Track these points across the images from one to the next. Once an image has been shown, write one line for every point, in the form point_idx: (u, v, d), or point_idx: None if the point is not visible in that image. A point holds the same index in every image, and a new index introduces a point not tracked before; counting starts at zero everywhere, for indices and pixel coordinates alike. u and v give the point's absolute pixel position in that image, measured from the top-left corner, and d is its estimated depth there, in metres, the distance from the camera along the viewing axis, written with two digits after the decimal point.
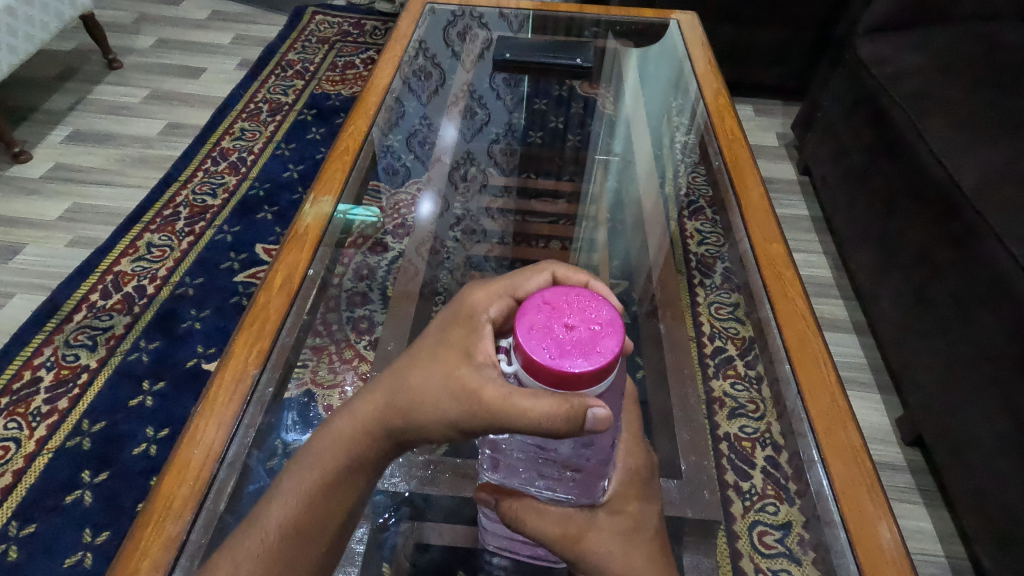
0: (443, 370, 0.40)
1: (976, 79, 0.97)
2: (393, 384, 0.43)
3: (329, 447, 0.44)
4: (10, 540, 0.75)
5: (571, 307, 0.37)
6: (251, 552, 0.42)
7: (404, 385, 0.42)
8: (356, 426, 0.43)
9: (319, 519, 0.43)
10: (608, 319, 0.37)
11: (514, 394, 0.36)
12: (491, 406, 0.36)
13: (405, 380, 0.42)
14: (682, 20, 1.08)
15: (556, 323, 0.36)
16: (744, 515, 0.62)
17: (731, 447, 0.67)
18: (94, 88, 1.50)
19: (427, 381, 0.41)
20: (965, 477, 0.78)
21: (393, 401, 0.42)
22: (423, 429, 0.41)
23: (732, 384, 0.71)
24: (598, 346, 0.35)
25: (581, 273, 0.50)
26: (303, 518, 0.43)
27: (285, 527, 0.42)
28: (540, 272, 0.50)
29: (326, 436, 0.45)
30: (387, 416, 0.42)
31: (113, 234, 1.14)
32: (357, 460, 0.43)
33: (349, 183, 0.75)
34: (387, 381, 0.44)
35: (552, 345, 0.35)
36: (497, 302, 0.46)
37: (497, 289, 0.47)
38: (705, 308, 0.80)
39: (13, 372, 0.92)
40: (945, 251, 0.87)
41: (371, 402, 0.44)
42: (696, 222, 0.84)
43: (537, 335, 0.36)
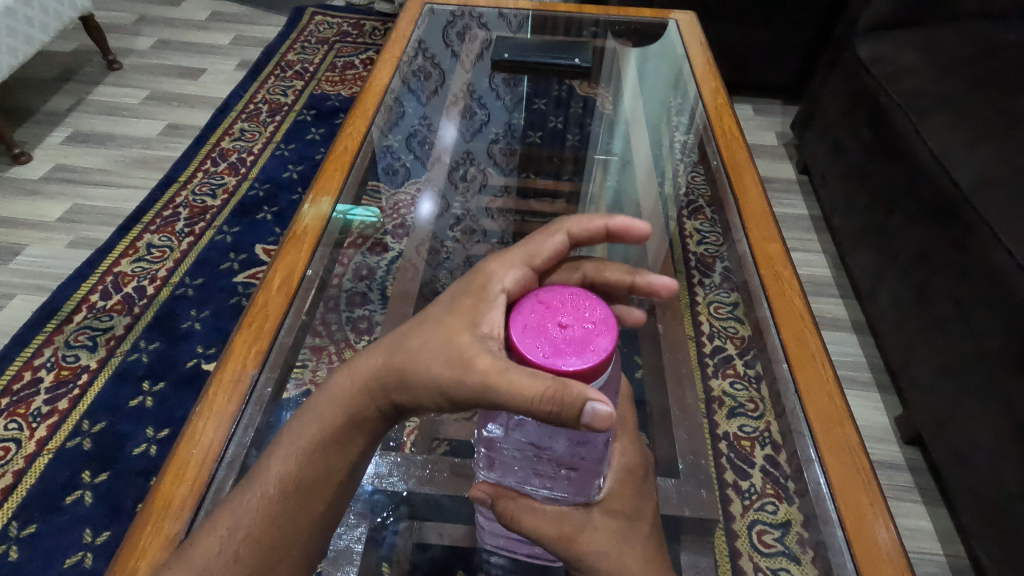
0: (444, 338, 0.40)
1: (975, 78, 0.97)
2: (391, 349, 0.42)
3: (327, 404, 0.43)
4: (10, 540, 0.75)
5: (566, 306, 0.39)
6: (251, 507, 0.40)
7: (403, 348, 0.41)
8: (354, 385, 0.42)
9: (320, 475, 0.42)
10: (601, 317, 0.38)
11: (510, 368, 0.36)
12: (483, 378, 0.36)
13: (405, 341, 0.42)
14: (681, 20, 1.08)
15: (550, 322, 0.38)
16: (744, 515, 0.63)
17: (730, 446, 0.68)
18: (94, 89, 1.51)
19: (427, 344, 0.40)
20: (965, 476, 0.78)
21: (392, 360, 0.41)
22: (417, 388, 0.40)
23: (731, 383, 0.71)
24: (591, 345, 0.37)
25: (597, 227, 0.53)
26: (303, 473, 0.41)
27: (285, 481, 0.41)
28: (554, 233, 0.52)
29: (324, 394, 0.43)
30: (384, 375, 0.41)
31: (112, 234, 1.14)
32: (355, 418, 0.42)
33: (348, 183, 0.75)
34: (386, 346, 0.43)
35: (545, 344, 0.37)
36: (513, 271, 0.46)
37: (511, 259, 0.48)
38: (705, 308, 0.80)
39: (14, 373, 0.92)
40: (944, 250, 0.87)
41: (370, 362, 0.43)
42: (695, 221, 0.84)
43: (531, 335, 0.37)
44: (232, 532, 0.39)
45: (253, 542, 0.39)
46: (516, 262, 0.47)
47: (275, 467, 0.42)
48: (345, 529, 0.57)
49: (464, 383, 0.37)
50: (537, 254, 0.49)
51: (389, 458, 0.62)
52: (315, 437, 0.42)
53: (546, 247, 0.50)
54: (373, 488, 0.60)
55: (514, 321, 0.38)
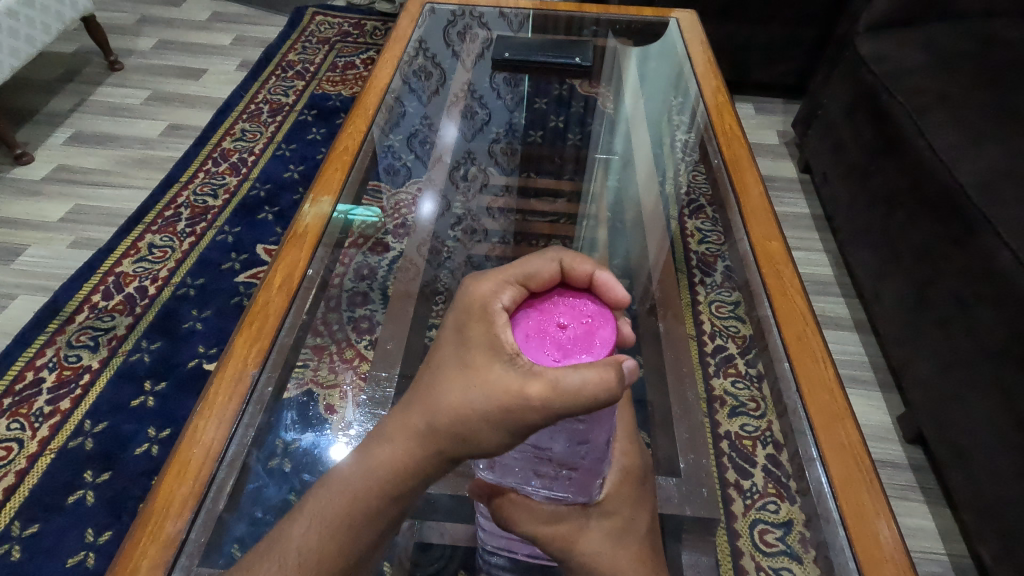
0: (480, 384, 0.38)
1: (977, 76, 0.97)
2: (429, 402, 0.41)
3: (365, 474, 0.42)
4: (13, 540, 0.76)
5: (559, 311, 0.41)
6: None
7: (441, 401, 0.40)
8: (397, 451, 0.42)
9: (349, 547, 0.42)
10: (594, 312, 0.41)
11: (562, 379, 0.35)
12: (543, 402, 0.35)
13: (441, 397, 0.40)
14: (682, 19, 1.09)
15: (550, 329, 0.40)
16: (745, 514, 0.62)
17: (731, 446, 0.67)
18: (96, 90, 1.51)
19: (466, 394, 0.38)
20: (968, 475, 0.78)
21: (434, 422, 0.40)
22: (478, 440, 0.39)
23: (732, 382, 0.72)
24: (596, 339, 0.39)
25: (587, 261, 0.45)
26: (334, 542, 0.41)
27: (306, 554, 0.41)
28: (548, 256, 0.44)
29: (362, 462, 0.43)
30: (437, 438, 0.40)
31: (114, 235, 1.14)
32: (398, 488, 0.42)
33: (349, 183, 0.75)
34: (421, 403, 0.41)
35: (554, 347, 0.38)
36: (508, 289, 0.41)
37: (506, 274, 0.42)
38: (705, 306, 0.80)
39: (15, 373, 0.92)
40: (945, 249, 0.87)
41: (411, 425, 0.41)
42: (696, 220, 0.84)
43: (535, 341, 0.39)
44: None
45: None
46: (510, 279, 0.42)
47: (295, 540, 0.42)
48: None
49: (525, 417, 0.36)
50: (533, 272, 0.43)
51: None
52: (346, 509, 0.42)
53: (536, 267, 0.43)
54: None
55: (513, 331, 0.39)
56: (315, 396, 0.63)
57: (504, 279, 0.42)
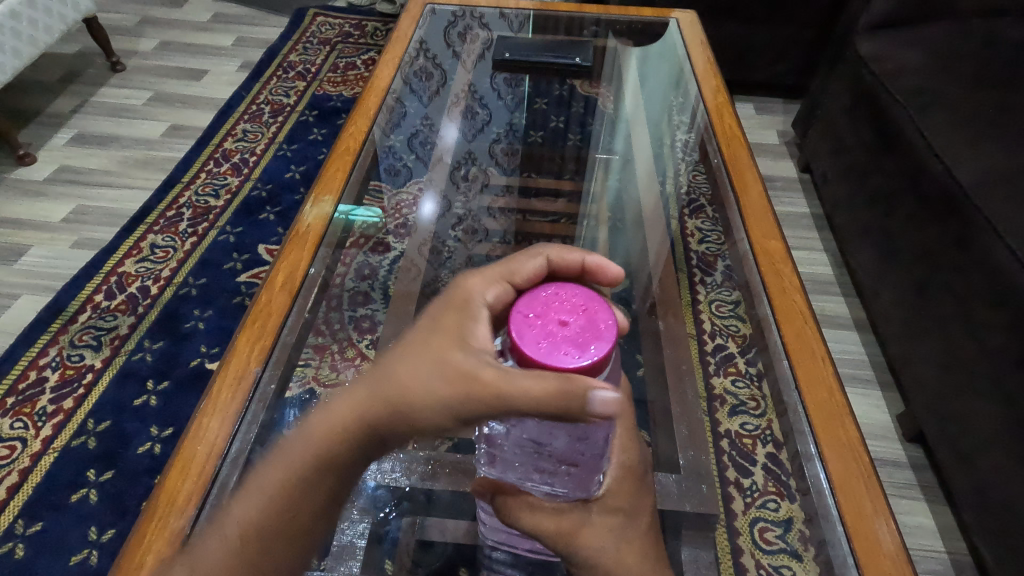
0: (435, 359, 0.39)
1: (977, 76, 0.97)
2: (379, 371, 0.40)
3: (305, 444, 0.40)
4: (16, 538, 0.76)
5: (550, 305, 0.39)
6: (212, 556, 0.39)
7: (392, 370, 0.39)
8: (335, 420, 0.40)
9: (289, 521, 0.39)
10: (584, 297, 0.40)
11: (512, 372, 0.35)
12: (492, 387, 0.36)
13: (390, 371, 0.39)
14: (682, 20, 1.08)
15: (551, 329, 0.37)
16: (745, 512, 0.64)
17: (731, 443, 0.69)
18: (98, 91, 1.51)
19: (414, 372, 0.39)
20: (967, 474, 0.78)
21: (376, 393, 0.39)
22: (418, 420, 0.38)
23: (732, 381, 0.72)
24: (599, 324, 0.38)
25: (574, 251, 0.50)
26: (275, 515, 0.39)
27: (245, 529, 0.39)
28: (533, 254, 0.48)
29: (297, 439, 0.41)
30: (374, 414, 0.39)
31: (117, 235, 1.15)
32: (337, 459, 0.40)
33: (350, 183, 0.75)
34: (370, 371, 0.41)
35: (569, 347, 0.37)
36: (494, 287, 0.44)
37: (493, 274, 0.46)
38: (705, 305, 0.81)
39: (19, 373, 0.93)
40: (945, 248, 0.87)
41: (353, 394, 0.40)
42: (696, 220, 0.85)
43: (545, 345, 0.37)
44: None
45: None
46: (497, 278, 0.45)
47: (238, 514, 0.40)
48: (348, 524, 0.58)
49: (471, 399, 0.36)
50: (518, 269, 0.46)
51: None
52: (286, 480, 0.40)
53: (524, 264, 0.47)
54: (375, 484, 0.60)
55: (517, 343, 0.37)
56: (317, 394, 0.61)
57: (494, 276, 0.45)
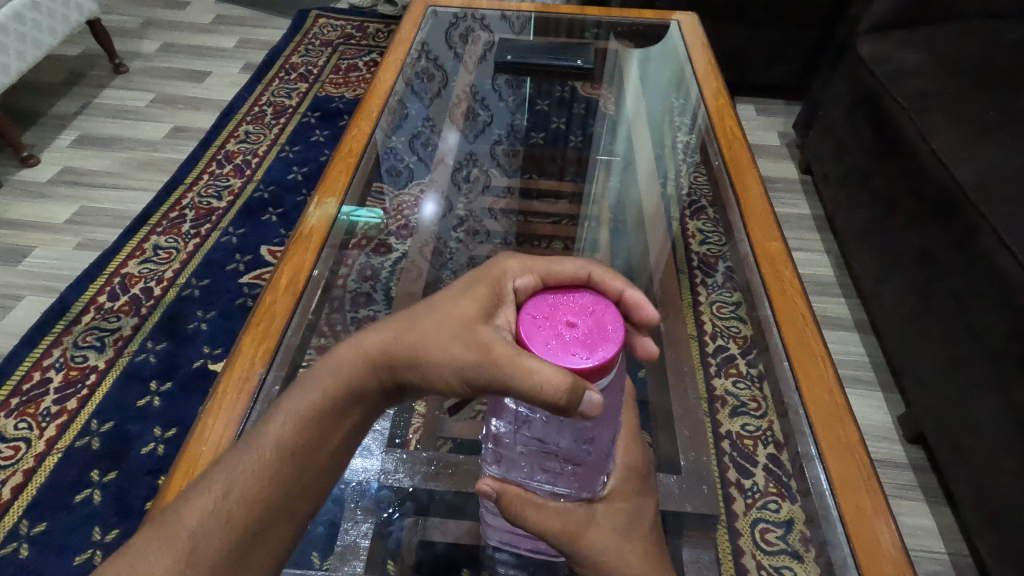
0: (459, 323, 0.42)
1: (977, 78, 0.97)
2: (405, 322, 0.44)
3: (331, 376, 0.44)
4: (21, 538, 0.76)
5: (558, 308, 0.39)
6: (248, 469, 0.41)
7: (420, 324, 0.43)
8: (357, 360, 0.44)
9: (311, 443, 0.43)
10: (591, 299, 0.40)
11: (523, 353, 0.36)
12: (500, 362, 0.37)
13: (418, 321, 0.44)
14: (682, 21, 1.09)
15: (559, 331, 0.38)
16: (747, 513, 0.67)
17: (732, 444, 0.70)
18: (101, 93, 1.52)
19: (440, 327, 0.42)
20: (968, 474, 0.78)
21: (399, 341, 0.43)
22: (432, 371, 0.42)
23: (733, 381, 0.75)
24: (607, 326, 0.38)
25: (619, 280, 0.46)
26: (303, 437, 0.43)
27: (282, 448, 0.42)
28: (578, 268, 0.45)
29: (321, 373, 0.45)
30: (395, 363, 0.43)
31: (120, 236, 1.15)
32: (353, 394, 0.44)
33: (353, 185, 0.76)
34: (393, 322, 0.45)
35: (578, 348, 0.37)
36: (527, 275, 0.44)
37: (532, 265, 0.45)
38: (707, 306, 0.83)
39: (23, 373, 0.93)
40: (945, 249, 0.88)
41: (376, 339, 0.44)
42: (698, 220, 0.87)
43: (552, 346, 0.37)
44: (227, 491, 0.40)
45: (248, 505, 0.40)
46: (533, 270, 0.44)
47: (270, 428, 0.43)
48: (350, 524, 0.57)
49: (482, 368, 0.38)
50: (558, 269, 0.44)
51: (394, 454, 0.63)
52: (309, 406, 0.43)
53: (565, 267, 0.45)
54: (377, 484, 0.61)
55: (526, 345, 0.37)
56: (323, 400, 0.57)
57: (534, 268, 0.44)
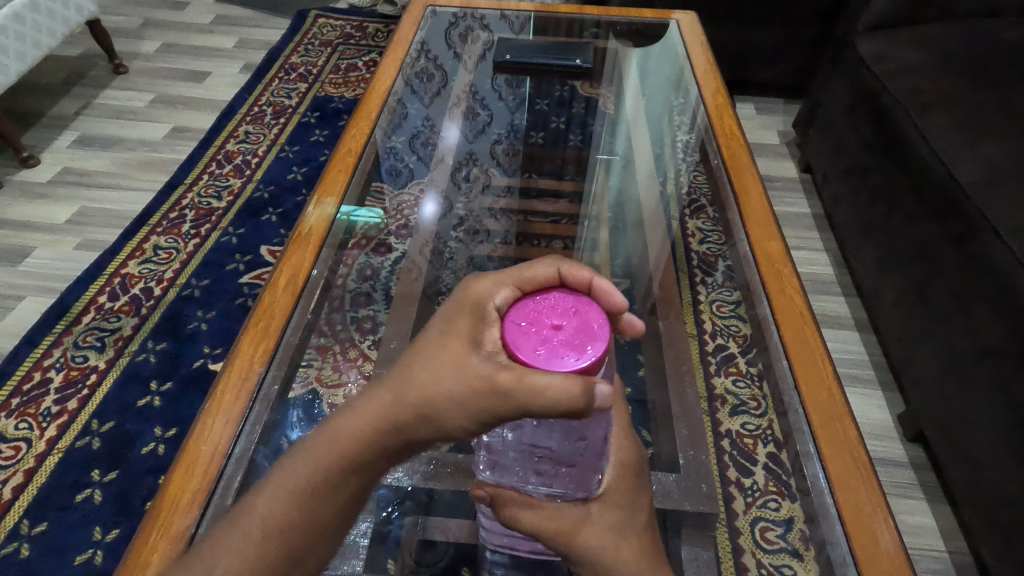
0: (453, 362, 0.38)
1: (977, 77, 0.97)
2: (400, 371, 0.41)
3: (335, 447, 0.41)
4: (21, 538, 0.77)
5: (539, 311, 0.39)
6: (233, 545, 0.41)
7: (414, 372, 0.40)
8: (368, 425, 0.41)
9: (311, 517, 0.41)
10: (572, 299, 0.40)
11: (528, 373, 0.35)
12: (510, 392, 0.35)
13: (412, 373, 0.40)
14: (682, 20, 1.09)
15: (546, 336, 0.38)
16: (746, 512, 0.63)
17: (732, 444, 0.68)
18: (101, 93, 1.52)
19: (436, 375, 0.39)
20: (968, 473, 0.78)
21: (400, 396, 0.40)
22: (444, 421, 0.39)
23: (733, 381, 0.72)
24: (592, 323, 0.39)
25: (585, 269, 0.45)
26: (292, 512, 0.41)
27: (268, 523, 0.41)
28: (544, 265, 0.44)
29: (321, 444, 0.42)
30: (401, 420, 0.40)
31: (120, 236, 1.16)
32: (364, 460, 0.41)
33: (352, 185, 0.76)
34: (391, 375, 0.42)
35: (569, 350, 0.37)
36: (503, 290, 0.42)
37: (503, 278, 0.43)
38: (706, 305, 0.81)
39: (23, 374, 0.93)
40: (945, 248, 0.87)
41: (378, 398, 0.41)
42: (698, 220, 0.85)
43: (543, 351, 0.37)
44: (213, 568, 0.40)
45: None
46: (507, 282, 0.42)
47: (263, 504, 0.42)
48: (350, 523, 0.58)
49: (493, 405, 0.36)
50: (530, 276, 0.43)
51: None
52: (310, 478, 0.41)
53: (537, 269, 0.43)
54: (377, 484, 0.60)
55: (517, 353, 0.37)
56: (320, 395, 0.64)
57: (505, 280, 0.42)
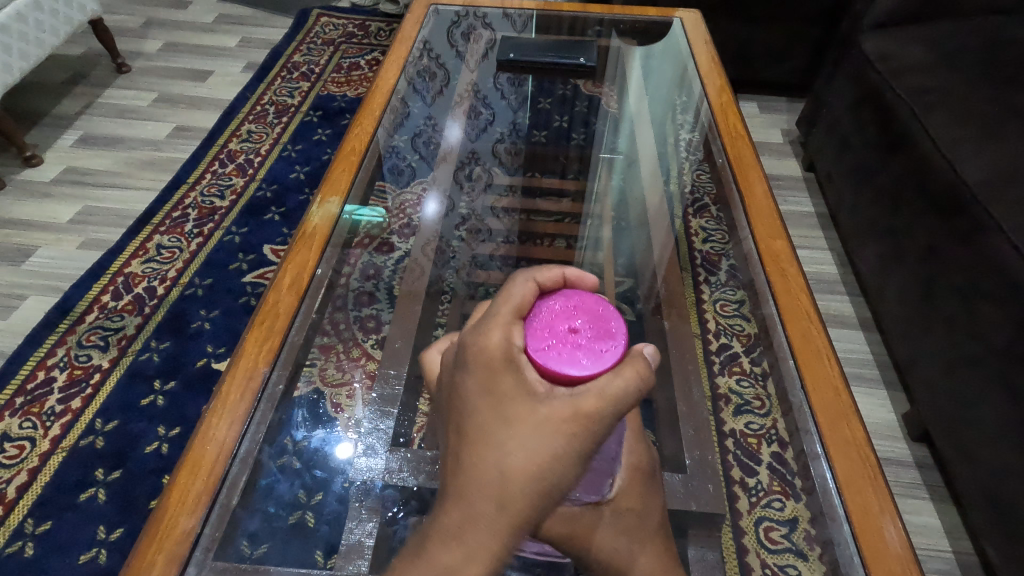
0: (534, 426, 0.34)
1: (982, 75, 0.97)
2: (470, 471, 0.35)
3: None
4: (26, 537, 0.77)
5: (549, 326, 0.39)
6: None
7: (497, 465, 0.34)
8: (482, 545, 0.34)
9: None
10: (564, 302, 0.42)
11: (602, 386, 0.36)
12: (598, 415, 0.35)
13: (499, 460, 0.34)
14: (685, 19, 1.09)
15: (578, 347, 0.39)
16: (750, 511, 0.66)
17: (736, 443, 0.71)
18: (103, 92, 1.52)
19: (528, 447, 0.34)
20: (973, 473, 0.78)
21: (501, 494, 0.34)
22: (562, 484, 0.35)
23: (737, 380, 0.74)
24: (595, 315, 0.41)
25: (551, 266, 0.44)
26: None
27: None
28: (520, 280, 0.42)
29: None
30: (517, 515, 0.35)
31: (123, 235, 1.16)
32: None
33: (356, 184, 0.76)
34: (459, 484, 0.35)
35: (607, 345, 0.39)
36: (513, 327, 0.38)
37: (499, 313, 0.39)
38: (710, 305, 0.82)
39: (27, 373, 0.93)
40: (951, 247, 0.87)
41: (470, 516, 0.34)
42: (701, 219, 0.86)
43: (590, 357, 0.38)
44: None
45: None
46: (508, 317, 0.39)
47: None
48: (355, 523, 0.59)
49: (599, 433, 0.35)
50: (520, 300, 0.40)
51: (397, 454, 0.63)
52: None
53: (515, 291, 0.41)
54: (382, 484, 0.61)
55: (574, 372, 0.37)
56: (324, 394, 0.63)
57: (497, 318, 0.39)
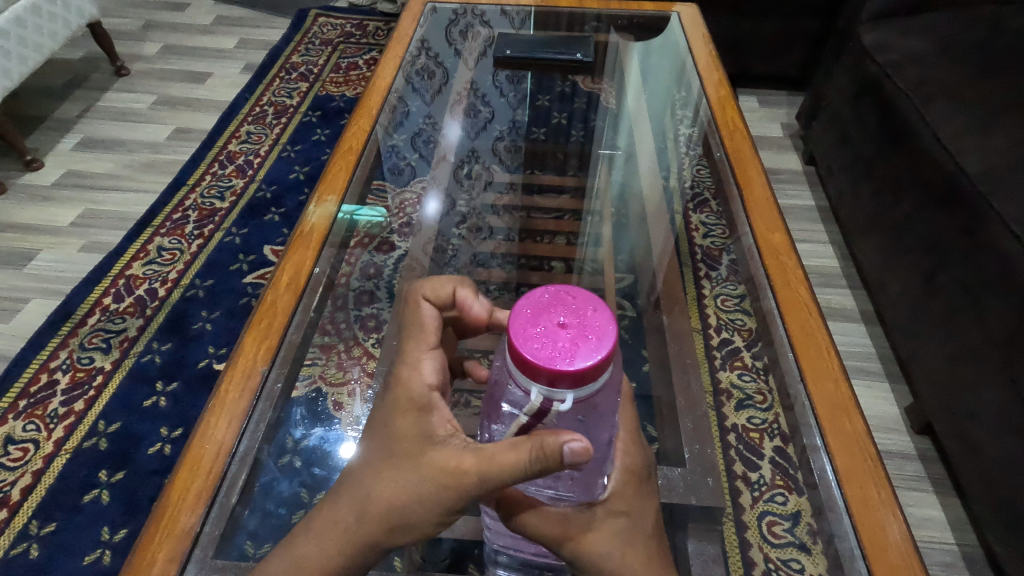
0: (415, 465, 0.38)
1: (981, 65, 0.96)
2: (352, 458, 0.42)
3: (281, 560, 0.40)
4: (31, 539, 0.77)
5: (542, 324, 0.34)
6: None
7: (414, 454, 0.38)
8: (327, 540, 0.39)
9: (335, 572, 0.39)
10: (540, 311, 0.35)
11: (496, 452, 0.35)
12: (473, 475, 0.36)
13: (371, 487, 0.39)
14: (683, 12, 1.09)
15: (516, 309, 0.35)
16: (753, 506, 0.63)
17: (739, 438, 0.66)
18: (103, 96, 1.52)
19: (400, 481, 0.38)
20: (975, 465, 0.78)
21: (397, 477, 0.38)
22: (415, 525, 0.38)
23: (739, 375, 0.70)
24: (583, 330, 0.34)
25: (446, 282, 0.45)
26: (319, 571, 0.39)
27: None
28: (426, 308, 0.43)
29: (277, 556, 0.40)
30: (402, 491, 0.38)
31: (124, 238, 1.16)
32: None
33: (353, 183, 0.75)
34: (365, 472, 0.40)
35: (571, 296, 0.36)
36: (426, 364, 0.40)
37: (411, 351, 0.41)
38: (711, 300, 0.80)
39: (30, 376, 0.94)
40: (953, 239, 0.86)
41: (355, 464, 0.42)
42: (701, 213, 0.85)
43: (584, 344, 0.32)
44: None
45: None
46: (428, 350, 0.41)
47: None
48: None
49: (466, 492, 0.36)
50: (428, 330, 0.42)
51: None
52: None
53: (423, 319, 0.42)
54: None
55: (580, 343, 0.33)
56: (324, 392, 0.63)
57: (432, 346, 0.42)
